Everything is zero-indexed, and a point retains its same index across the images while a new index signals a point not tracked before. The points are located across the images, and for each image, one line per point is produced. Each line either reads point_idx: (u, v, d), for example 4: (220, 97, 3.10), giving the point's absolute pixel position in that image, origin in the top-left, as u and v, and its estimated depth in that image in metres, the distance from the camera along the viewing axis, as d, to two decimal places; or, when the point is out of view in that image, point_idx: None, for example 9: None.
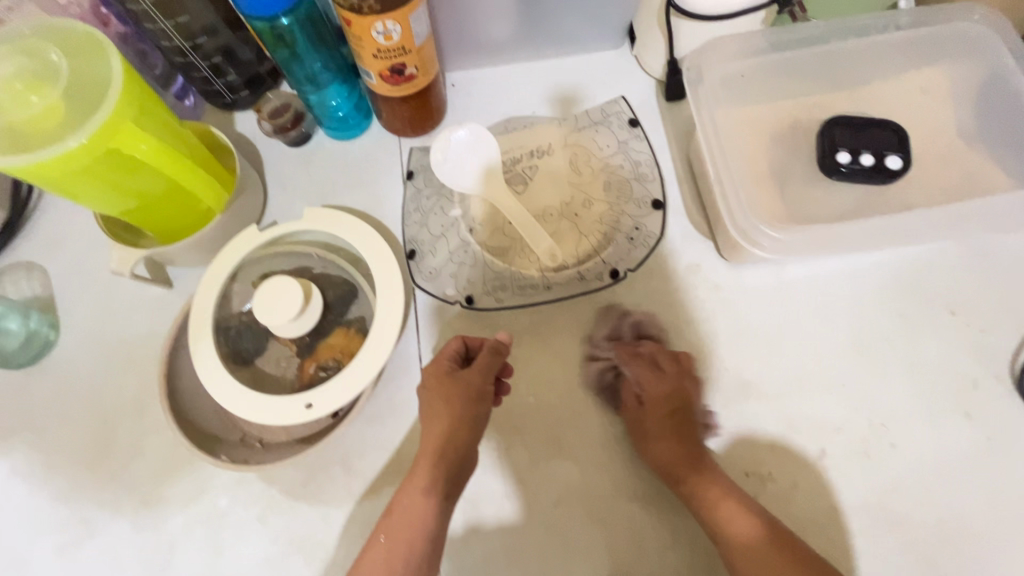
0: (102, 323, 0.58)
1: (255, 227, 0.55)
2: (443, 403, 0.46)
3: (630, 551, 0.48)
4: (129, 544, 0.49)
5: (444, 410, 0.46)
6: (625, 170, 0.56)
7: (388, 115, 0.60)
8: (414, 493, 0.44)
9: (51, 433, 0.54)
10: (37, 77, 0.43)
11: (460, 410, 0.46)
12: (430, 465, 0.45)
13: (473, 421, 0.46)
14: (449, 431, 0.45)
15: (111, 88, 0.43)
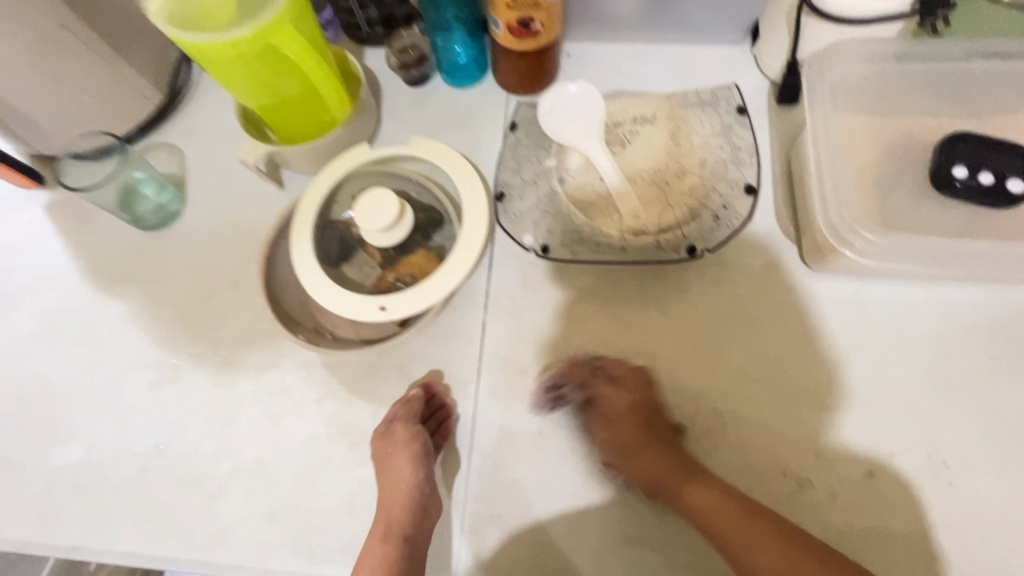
0: (220, 207, 0.65)
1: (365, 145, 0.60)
2: (386, 452, 0.50)
3: (650, 517, 0.49)
4: (206, 394, 0.55)
5: (394, 460, 0.49)
6: (724, 152, 0.51)
7: (504, 68, 0.64)
8: (378, 547, 0.47)
9: (162, 288, 0.61)
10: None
11: (408, 454, 0.49)
12: (389, 517, 0.48)
13: (424, 459, 0.50)
14: (399, 479, 0.49)
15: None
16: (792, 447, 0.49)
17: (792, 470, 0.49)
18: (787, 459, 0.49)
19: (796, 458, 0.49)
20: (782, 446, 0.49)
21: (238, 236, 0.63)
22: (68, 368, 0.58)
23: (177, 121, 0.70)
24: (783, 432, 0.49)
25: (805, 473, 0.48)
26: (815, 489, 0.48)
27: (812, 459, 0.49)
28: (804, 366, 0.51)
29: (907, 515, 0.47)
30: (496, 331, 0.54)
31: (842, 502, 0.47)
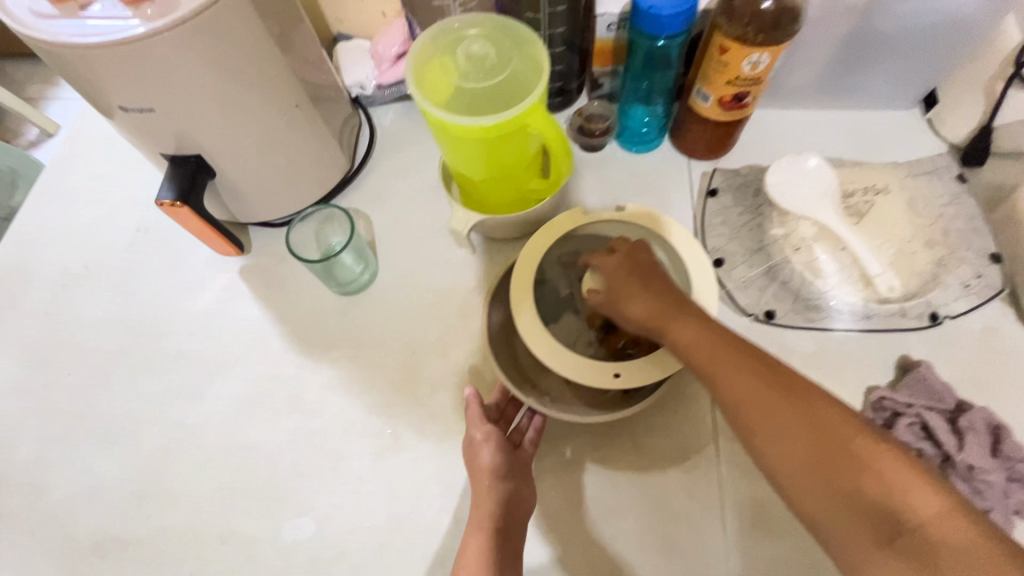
0: (414, 271, 0.66)
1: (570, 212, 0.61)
2: (471, 444, 0.52)
3: None
4: (432, 464, 0.55)
5: (477, 453, 0.51)
6: (960, 222, 0.54)
7: (692, 136, 0.66)
8: (476, 540, 0.46)
9: (368, 353, 0.62)
10: (490, 58, 0.51)
11: (493, 446, 0.50)
12: (484, 512, 0.48)
13: (511, 457, 0.51)
14: (484, 470, 0.50)
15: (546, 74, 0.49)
16: (759, 392, 0.41)
17: (743, 423, 0.41)
18: (738, 401, 0.41)
19: (773, 411, 0.40)
20: (756, 394, 0.41)
21: (436, 301, 0.64)
22: (284, 436, 0.58)
23: (359, 187, 0.72)
24: (752, 380, 0.42)
25: (765, 417, 0.40)
26: (793, 446, 0.38)
27: (778, 410, 0.40)
28: None
29: (830, 457, 0.37)
30: None
31: (813, 446, 0.38)
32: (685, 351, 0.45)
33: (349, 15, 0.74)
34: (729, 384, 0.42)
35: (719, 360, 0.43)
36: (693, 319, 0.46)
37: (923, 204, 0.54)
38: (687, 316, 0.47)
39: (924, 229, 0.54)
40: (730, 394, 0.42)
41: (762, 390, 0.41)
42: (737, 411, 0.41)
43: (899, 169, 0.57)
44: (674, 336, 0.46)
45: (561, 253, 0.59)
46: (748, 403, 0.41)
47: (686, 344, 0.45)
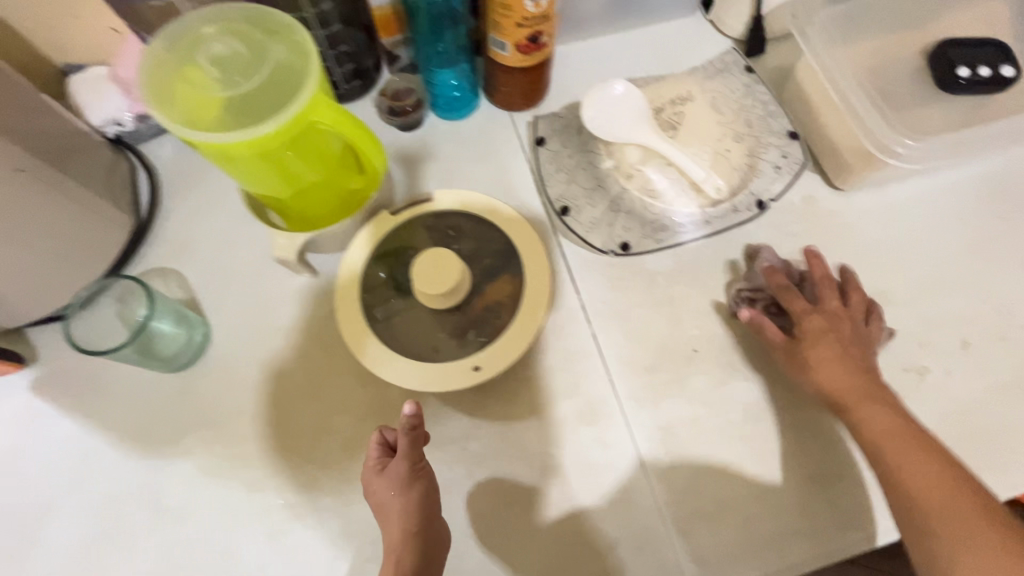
0: (254, 316, 0.57)
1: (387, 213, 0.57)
2: (382, 498, 0.45)
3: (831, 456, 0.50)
4: (338, 519, 0.49)
5: (386, 506, 0.45)
6: (759, 109, 0.56)
7: (505, 89, 0.63)
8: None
9: (227, 426, 0.53)
10: (242, 55, 0.43)
11: (404, 500, 0.44)
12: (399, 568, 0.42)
13: (425, 500, 0.44)
14: (397, 519, 0.44)
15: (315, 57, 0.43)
16: (899, 427, 0.46)
17: (872, 452, 0.46)
18: (885, 439, 0.46)
19: (892, 441, 0.46)
20: (884, 424, 0.47)
21: (288, 342, 0.56)
22: (156, 556, 0.49)
23: (156, 241, 0.61)
24: (890, 415, 0.47)
25: (900, 443, 0.45)
26: (904, 475, 0.44)
27: (908, 441, 0.45)
28: (876, 274, 0.59)
29: (923, 487, 0.44)
30: (611, 338, 0.55)
31: (915, 471, 0.44)
32: (838, 399, 0.48)
33: (69, 41, 0.60)
34: (873, 423, 0.47)
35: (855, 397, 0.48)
36: (842, 360, 0.49)
37: (725, 99, 0.56)
38: (833, 350, 0.49)
39: (731, 122, 0.55)
40: (865, 427, 0.47)
41: (860, 393, 0.48)
42: (879, 444, 0.46)
43: (696, 73, 0.57)
44: (825, 374, 0.49)
45: (389, 251, 0.56)
46: (886, 437, 0.46)
47: (835, 387, 0.48)
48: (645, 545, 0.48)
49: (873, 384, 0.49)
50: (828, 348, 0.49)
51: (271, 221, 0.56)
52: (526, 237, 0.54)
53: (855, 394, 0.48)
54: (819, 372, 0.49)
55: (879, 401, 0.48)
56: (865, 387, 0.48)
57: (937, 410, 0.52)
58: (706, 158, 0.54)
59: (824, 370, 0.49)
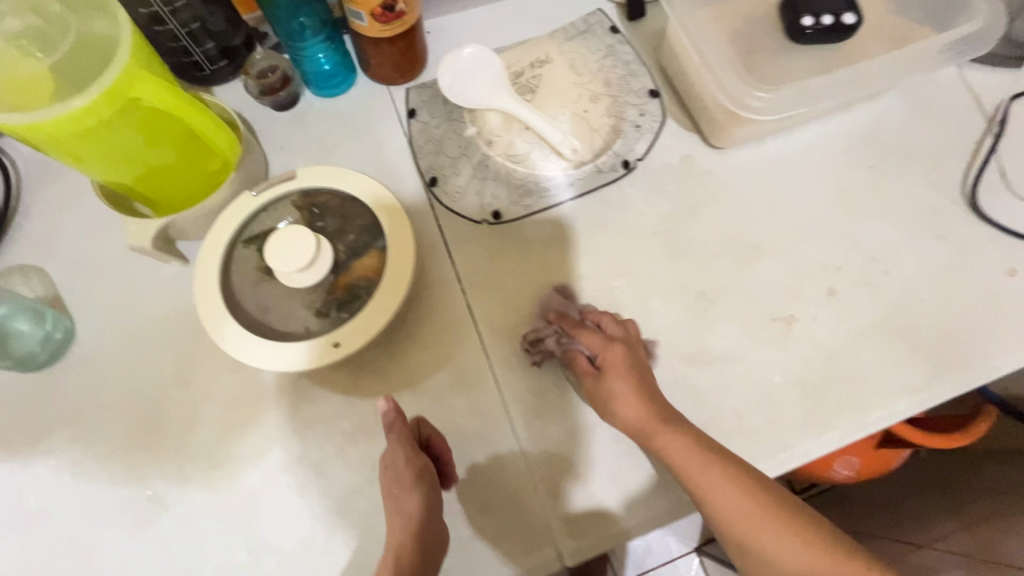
0: (119, 308, 0.55)
1: (248, 194, 0.55)
2: (388, 498, 0.45)
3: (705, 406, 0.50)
4: (207, 508, 0.48)
5: (391, 505, 0.44)
6: (619, 69, 0.61)
7: (377, 61, 0.61)
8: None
9: (92, 423, 0.51)
10: (51, 33, 0.42)
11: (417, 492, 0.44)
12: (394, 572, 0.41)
13: (428, 501, 0.44)
14: (400, 519, 0.43)
15: (124, 26, 0.42)
16: (745, 502, 0.44)
17: (731, 529, 0.45)
18: (735, 518, 0.44)
19: (744, 517, 0.44)
20: (735, 496, 0.44)
21: (154, 334, 0.54)
22: (18, 559, 0.48)
23: (14, 239, 0.57)
24: (733, 492, 0.44)
25: (744, 518, 0.44)
26: (761, 547, 0.44)
27: (754, 515, 0.44)
28: (751, 229, 0.59)
29: (781, 553, 0.44)
30: (485, 307, 0.55)
31: (767, 541, 0.44)
32: (693, 483, 0.44)
33: None
34: (723, 505, 0.44)
35: (698, 475, 0.44)
36: (672, 428, 0.46)
37: (583, 63, 0.60)
38: (668, 427, 0.46)
39: (589, 84, 0.59)
40: (718, 506, 0.44)
41: (700, 475, 0.44)
42: (728, 524, 0.44)
43: (558, 40, 0.61)
44: (666, 447, 0.45)
45: (257, 232, 0.54)
46: (732, 514, 0.44)
47: (687, 471, 0.44)
48: (515, 508, 0.48)
49: (721, 460, 0.45)
50: (626, 380, 0.47)
51: (139, 212, 0.55)
52: (388, 207, 0.53)
53: (706, 479, 0.44)
54: (619, 408, 0.47)
55: (675, 424, 0.46)
56: (714, 463, 0.44)
57: (803, 356, 0.54)
58: (567, 120, 0.57)
59: (664, 441, 0.45)
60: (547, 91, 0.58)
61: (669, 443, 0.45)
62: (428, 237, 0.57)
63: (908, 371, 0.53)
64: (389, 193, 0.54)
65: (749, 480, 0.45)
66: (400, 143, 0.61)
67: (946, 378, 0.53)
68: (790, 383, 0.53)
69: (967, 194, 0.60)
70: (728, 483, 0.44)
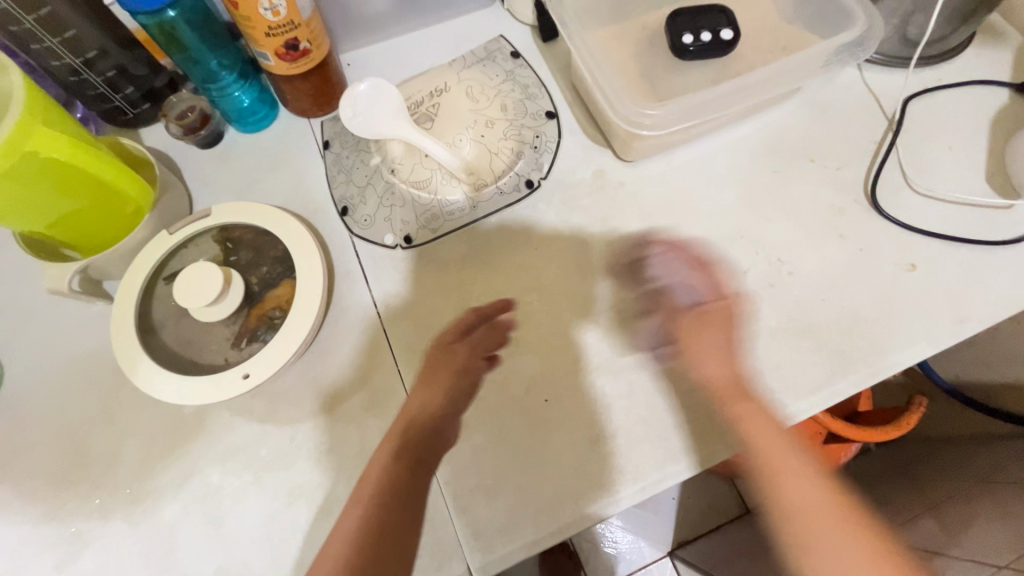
0: (44, 349, 0.56)
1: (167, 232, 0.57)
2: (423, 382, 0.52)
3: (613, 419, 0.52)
4: (129, 539, 0.50)
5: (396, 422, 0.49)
6: (517, 93, 0.63)
7: (293, 97, 0.64)
8: (381, 462, 0.46)
9: (18, 463, 0.52)
10: None
11: (438, 387, 0.51)
12: (398, 441, 0.47)
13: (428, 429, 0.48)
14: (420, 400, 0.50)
15: (12, 74, 0.44)
16: (813, 491, 0.45)
17: (803, 528, 0.44)
18: (807, 513, 0.44)
19: (829, 507, 0.44)
20: (811, 482, 0.46)
21: (78, 373, 0.55)
22: None
23: None
24: (805, 482, 0.46)
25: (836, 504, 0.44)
26: (830, 549, 0.42)
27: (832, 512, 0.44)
28: (659, 238, 0.61)
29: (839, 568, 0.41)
30: (399, 328, 0.56)
31: (838, 541, 0.43)
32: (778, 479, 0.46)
33: None
34: (800, 494, 0.45)
35: (785, 449, 0.47)
36: (756, 405, 0.50)
37: (482, 88, 0.62)
38: (754, 404, 0.50)
39: (487, 108, 0.61)
40: (786, 488, 0.46)
41: (784, 450, 0.47)
42: (798, 517, 0.44)
43: (458, 66, 0.64)
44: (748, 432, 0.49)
45: (178, 270, 0.57)
46: (814, 512, 0.44)
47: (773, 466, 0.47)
48: (427, 525, 0.49)
49: (795, 444, 0.48)
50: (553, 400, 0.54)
51: (68, 257, 0.56)
52: (298, 239, 0.55)
53: (790, 469, 0.46)
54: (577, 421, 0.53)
55: (753, 401, 0.51)
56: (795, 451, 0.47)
57: None
58: (465, 146, 0.59)
59: (749, 416, 0.49)
60: (446, 117, 0.60)
61: (755, 424, 0.49)
62: (344, 264, 0.59)
63: (812, 368, 0.55)
64: (303, 225, 0.56)
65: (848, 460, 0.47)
66: (318, 174, 0.63)
67: (849, 373, 0.54)
68: (697, 388, 0.54)
69: (869, 193, 0.61)
70: (808, 463, 0.47)
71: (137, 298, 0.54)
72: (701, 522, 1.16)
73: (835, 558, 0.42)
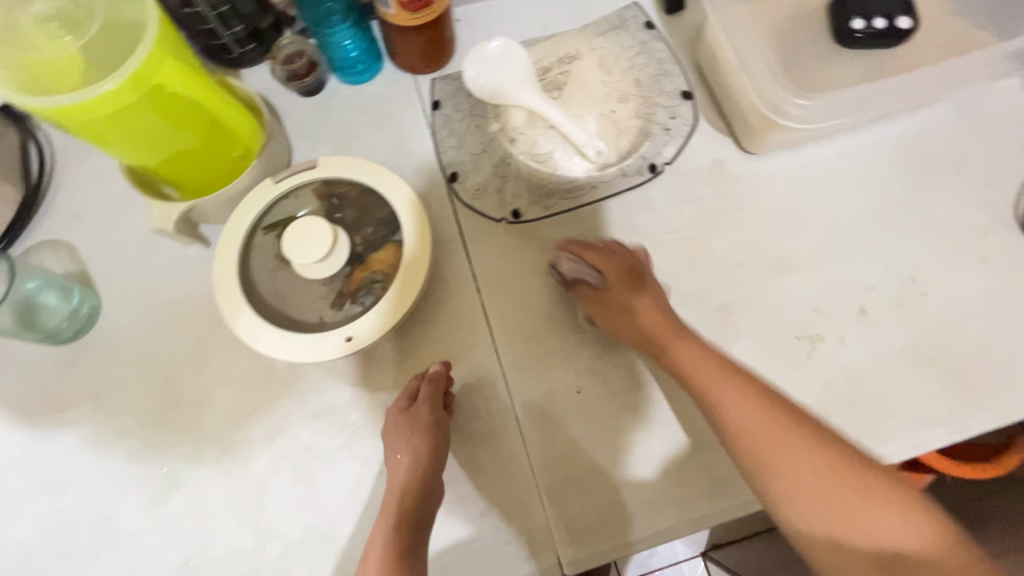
0: (140, 288, 0.56)
1: (270, 181, 0.55)
2: (389, 444, 0.48)
3: None
4: (218, 487, 0.50)
5: (394, 447, 0.47)
6: (651, 68, 0.58)
7: (403, 51, 0.60)
8: (379, 534, 0.43)
9: (112, 398, 0.53)
10: (82, 19, 0.42)
11: (411, 447, 0.46)
12: (391, 508, 0.44)
13: (434, 448, 0.46)
14: (402, 464, 0.46)
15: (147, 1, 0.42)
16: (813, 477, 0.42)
17: (787, 494, 0.42)
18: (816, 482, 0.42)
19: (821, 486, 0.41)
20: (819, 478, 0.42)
21: (173, 315, 0.55)
22: (40, 523, 0.49)
23: (49, 216, 0.59)
24: (771, 424, 0.44)
25: (809, 488, 0.41)
26: (816, 503, 0.41)
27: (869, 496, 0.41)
28: (778, 240, 0.57)
29: (840, 500, 0.41)
30: (497, 307, 0.54)
31: (829, 493, 0.41)
32: (727, 420, 0.45)
33: None
34: (813, 482, 0.42)
35: (813, 479, 0.42)
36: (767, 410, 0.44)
37: (614, 60, 0.58)
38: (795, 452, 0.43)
39: (619, 82, 0.57)
40: (785, 489, 0.42)
41: (769, 438, 0.43)
42: (795, 487, 0.42)
43: (590, 33, 0.59)
44: (722, 406, 0.45)
45: (278, 220, 0.55)
46: (821, 505, 0.41)
47: (739, 420, 0.44)
48: (517, 511, 0.48)
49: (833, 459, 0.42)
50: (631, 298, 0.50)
51: (166, 195, 0.55)
52: (405, 202, 0.53)
53: (778, 452, 0.43)
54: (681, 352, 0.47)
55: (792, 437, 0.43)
56: (754, 389, 0.45)
57: (825, 378, 0.52)
58: (592, 121, 0.55)
59: (730, 411, 0.45)
60: (575, 87, 0.56)
61: (724, 382, 0.45)
62: (445, 233, 0.56)
63: (937, 399, 0.51)
64: (411, 189, 0.53)
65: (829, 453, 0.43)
66: (422, 135, 0.60)
67: (978, 411, 0.50)
68: (809, 406, 0.51)
69: (1019, 215, 0.56)
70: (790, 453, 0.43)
71: (239, 247, 0.53)
72: None
73: (899, 531, 0.39)
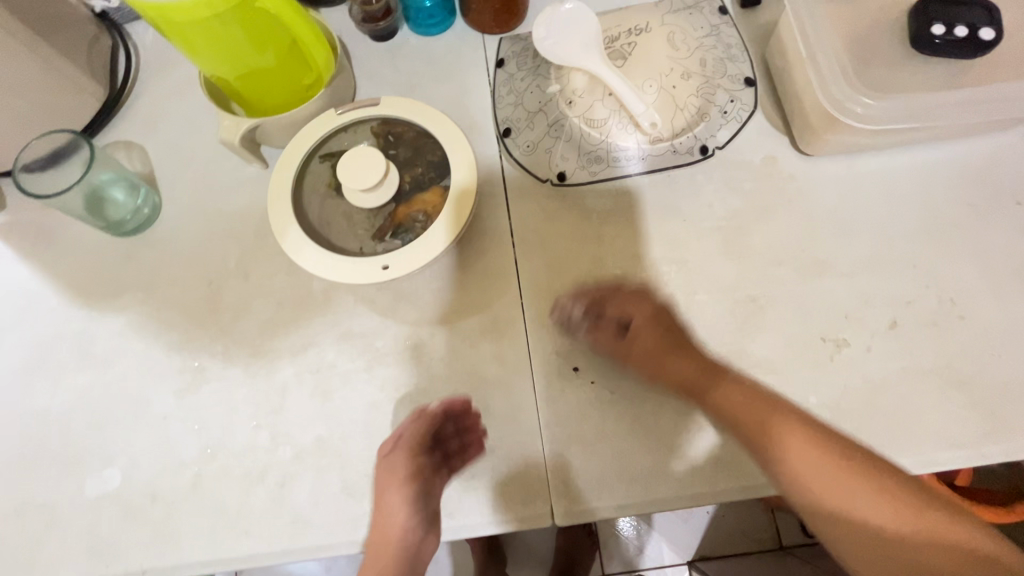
0: (198, 196, 0.59)
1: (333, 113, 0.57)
2: (381, 490, 0.48)
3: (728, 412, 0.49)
4: (242, 387, 0.53)
5: (386, 495, 0.48)
6: (719, 52, 0.59)
7: (477, 7, 0.60)
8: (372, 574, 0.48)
9: (160, 292, 0.56)
10: None
11: (403, 504, 0.46)
12: (381, 558, 0.47)
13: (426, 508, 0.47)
14: (390, 517, 0.47)
15: None
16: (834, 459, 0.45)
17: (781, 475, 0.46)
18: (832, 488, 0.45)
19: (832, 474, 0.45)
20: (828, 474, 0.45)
21: (225, 225, 0.58)
22: (80, 393, 0.53)
23: (127, 119, 0.63)
24: (756, 409, 0.47)
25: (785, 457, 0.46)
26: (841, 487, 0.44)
27: (810, 439, 0.46)
28: (820, 244, 0.56)
29: (806, 460, 0.45)
30: (530, 264, 0.55)
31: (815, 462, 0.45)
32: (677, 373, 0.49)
33: None
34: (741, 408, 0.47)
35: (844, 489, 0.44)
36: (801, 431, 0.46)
37: (683, 37, 0.58)
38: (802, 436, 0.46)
39: (684, 59, 0.58)
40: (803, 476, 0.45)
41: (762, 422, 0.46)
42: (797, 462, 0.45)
43: (662, 9, 0.60)
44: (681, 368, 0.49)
45: (336, 150, 0.57)
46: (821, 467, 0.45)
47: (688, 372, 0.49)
48: (519, 458, 0.50)
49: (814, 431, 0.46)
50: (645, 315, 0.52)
51: (234, 112, 0.58)
52: (458, 150, 0.54)
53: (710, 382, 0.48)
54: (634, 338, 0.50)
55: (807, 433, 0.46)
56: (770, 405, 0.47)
57: (845, 384, 0.51)
58: (651, 94, 0.57)
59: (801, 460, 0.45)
60: (640, 58, 0.58)
61: (681, 365, 0.49)
62: (490, 187, 0.58)
63: (958, 423, 0.50)
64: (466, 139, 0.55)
65: (758, 394, 0.48)
66: (482, 91, 0.62)
67: (998, 443, 0.49)
68: (823, 408, 0.51)
69: None
70: (750, 399, 0.47)
71: (296, 169, 0.56)
72: (730, 543, 1.03)
73: (816, 459, 0.45)
